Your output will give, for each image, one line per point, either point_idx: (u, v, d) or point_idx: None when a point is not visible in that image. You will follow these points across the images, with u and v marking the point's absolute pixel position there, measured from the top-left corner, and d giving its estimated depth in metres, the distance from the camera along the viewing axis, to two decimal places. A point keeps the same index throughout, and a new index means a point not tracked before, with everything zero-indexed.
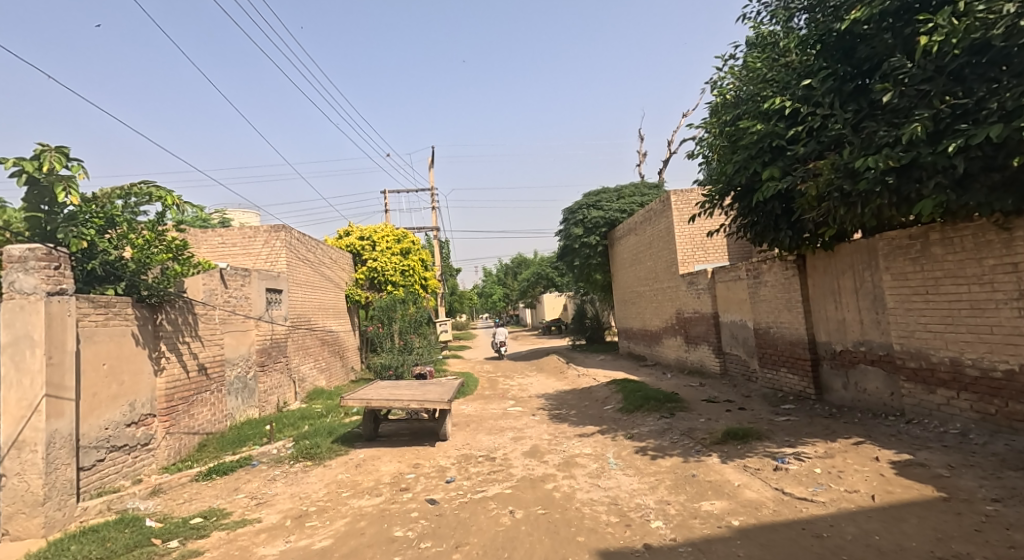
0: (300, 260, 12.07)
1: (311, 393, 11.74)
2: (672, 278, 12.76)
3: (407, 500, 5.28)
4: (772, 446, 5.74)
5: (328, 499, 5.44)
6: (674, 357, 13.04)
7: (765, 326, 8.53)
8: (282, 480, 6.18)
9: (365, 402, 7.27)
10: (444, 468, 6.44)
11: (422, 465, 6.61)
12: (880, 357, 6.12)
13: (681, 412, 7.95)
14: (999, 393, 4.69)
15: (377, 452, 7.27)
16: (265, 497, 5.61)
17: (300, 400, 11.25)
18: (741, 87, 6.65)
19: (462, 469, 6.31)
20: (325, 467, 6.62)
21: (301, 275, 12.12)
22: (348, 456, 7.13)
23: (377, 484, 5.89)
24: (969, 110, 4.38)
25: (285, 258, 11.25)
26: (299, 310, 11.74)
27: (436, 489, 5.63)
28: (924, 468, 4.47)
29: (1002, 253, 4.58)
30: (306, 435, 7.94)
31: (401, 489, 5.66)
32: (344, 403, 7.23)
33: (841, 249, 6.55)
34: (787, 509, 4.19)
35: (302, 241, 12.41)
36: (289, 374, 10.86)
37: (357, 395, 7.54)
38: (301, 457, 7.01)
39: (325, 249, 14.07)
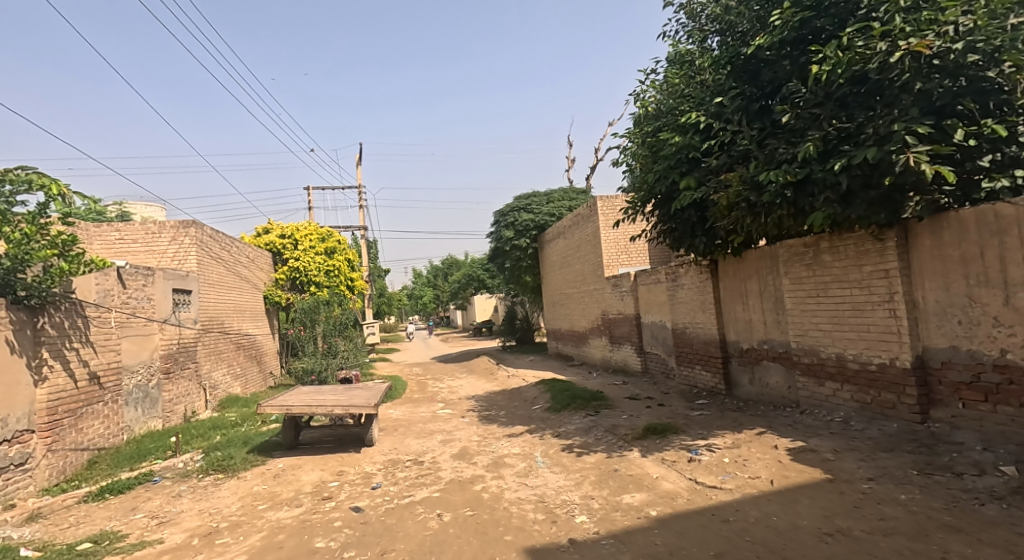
0: (212, 258, 11.39)
1: (224, 401, 11.11)
2: (598, 280, 13.24)
3: (330, 510, 5.17)
4: (687, 439, 6.13)
5: (241, 514, 5.21)
6: (600, 358, 13.51)
7: (681, 326, 9.05)
8: (189, 496, 5.84)
9: (285, 409, 6.99)
10: (371, 474, 6.34)
11: (347, 472, 6.48)
12: (779, 354, 6.72)
13: (606, 409, 8.30)
14: (874, 384, 5.29)
15: (298, 460, 7.04)
16: (168, 515, 5.28)
17: (212, 408, 10.61)
18: (662, 100, 7.04)
19: (389, 475, 6.25)
20: (239, 480, 6.32)
21: (214, 275, 11.44)
22: (266, 466, 6.85)
23: (297, 494, 5.71)
24: (852, 134, 4.89)
25: (195, 256, 10.58)
26: (211, 312, 11.07)
27: (361, 496, 5.54)
28: (815, 453, 4.97)
29: (877, 261, 5.14)
30: (217, 446, 7.55)
31: (324, 498, 5.53)
32: (262, 411, 6.94)
33: (748, 255, 7.12)
34: (699, 498, 4.52)
35: (215, 239, 11.75)
36: (198, 381, 10.19)
37: (275, 402, 7.25)
38: (212, 470, 6.66)
39: (241, 247, 13.38)
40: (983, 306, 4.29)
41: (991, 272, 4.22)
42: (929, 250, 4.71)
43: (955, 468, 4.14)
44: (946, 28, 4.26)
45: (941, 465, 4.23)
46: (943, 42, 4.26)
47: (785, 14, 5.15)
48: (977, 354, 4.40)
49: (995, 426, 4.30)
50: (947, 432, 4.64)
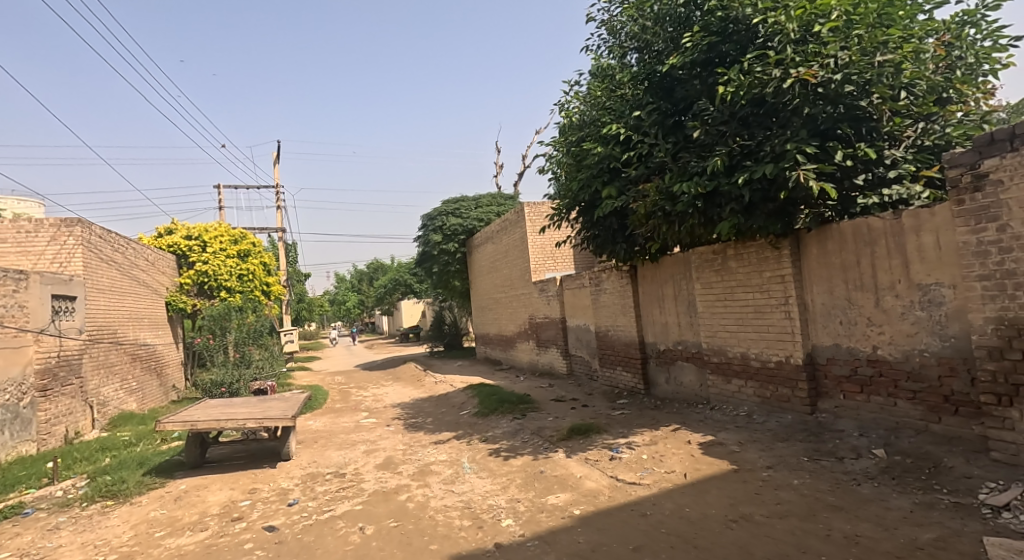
0: (101, 261, 10.49)
1: (115, 419, 10.09)
2: (525, 285, 13.45)
3: (240, 531, 4.91)
4: (609, 438, 6.39)
5: (135, 543, 4.82)
6: (527, 361, 13.72)
7: (604, 329, 9.39)
8: (70, 528, 5.33)
9: (188, 425, 6.54)
10: (286, 490, 6.09)
11: (260, 489, 6.16)
12: (692, 354, 7.17)
13: (532, 412, 8.45)
14: (773, 380, 5.78)
15: (203, 480, 6.61)
16: (43, 552, 4.79)
17: (100, 428, 9.61)
18: (585, 110, 7.28)
19: (307, 490, 6.02)
20: (133, 505, 5.85)
21: (104, 279, 10.51)
22: (164, 489, 6.36)
23: (202, 517, 5.37)
24: (753, 150, 5.33)
25: (81, 257, 9.71)
26: (100, 322, 10.15)
27: (276, 514, 5.31)
28: (722, 446, 5.35)
29: (775, 267, 5.63)
30: (106, 470, 6.93)
31: (233, 519, 5.24)
32: (159, 428, 6.46)
33: (664, 261, 7.54)
34: (620, 495, 4.73)
35: (106, 239, 10.87)
36: (84, 398, 9.26)
37: (177, 418, 6.78)
38: (99, 497, 6.11)
39: (138, 249, 12.40)
40: (860, 307, 4.82)
41: (866, 278, 4.75)
42: (817, 257, 5.23)
43: (838, 453, 4.62)
44: (828, 60, 4.78)
45: (827, 451, 4.71)
46: (825, 73, 4.77)
47: (694, 38, 5.55)
48: (856, 350, 4.93)
49: (869, 413, 4.84)
50: (832, 420, 5.17)
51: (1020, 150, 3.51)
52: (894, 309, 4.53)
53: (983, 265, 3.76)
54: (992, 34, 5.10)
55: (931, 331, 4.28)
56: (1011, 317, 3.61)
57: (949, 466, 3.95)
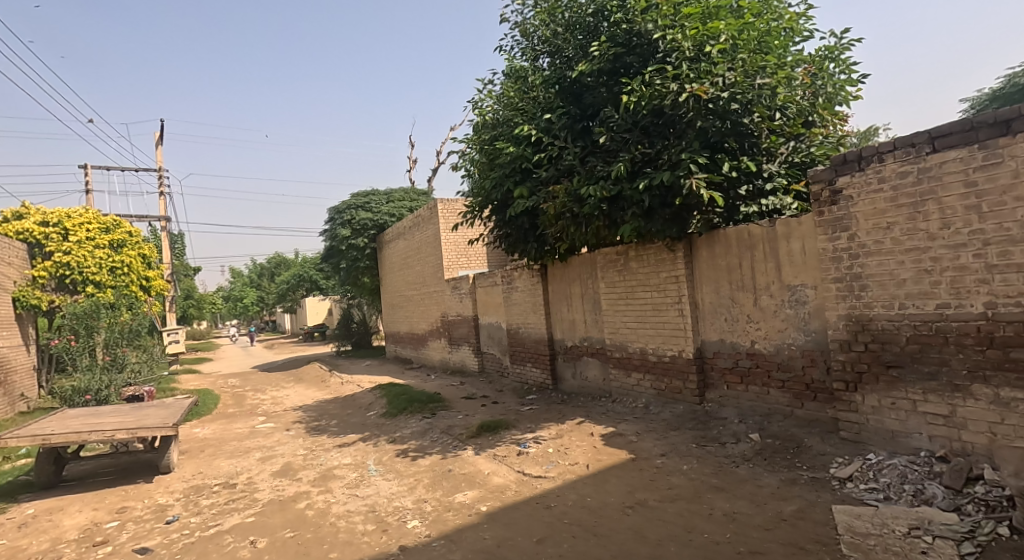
0: None
1: None
2: (437, 282, 13.34)
3: (105, 556, 4.44)
4: (517, 433, 6.52)
5: None
6: (439, 359, 13.63)
7: (515, 326, 9.56)
8: None
9: (40, 439, 5.80)
10: (165, 506, 5.60)
11: (132, 508, 5.61)
12: (597, 350, 7.50)
13: (442, 411, 8.41)
14: (667, 373, 6.19)
15: (59, 502, 5.90)
16: None
17: None
18: (498, 110, 7.33)
19: (190, 504, 5.58)
20: None
21: None
22: (7, 515, 5.60)
23: (57, 544, 4.80)
24: (652, 158, 5.66)
25: None
26: None
27: (151, 534, 4.86)
28: (622, 436, 5.66)
29: (670, 268, 6.03)
30: None
31: (98, 543, 4.73)
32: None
33: (572, 261, 7.80)
34: (526, 489, 4.85)
35: None
36: None
37: (26, 432, 5.99)
38: None
39: None
40: (741, 306, 5.30)
41: (746, 279, 5.23)
42: (706, 260, 5.67)
43: (721, 438, 5.06)
44: (717, 79, 5.19)
45: (712, 437, 5.14)
46: (715, 90, 5.17)
47: (602, 48, 5.79)
48: (737, 344, 5.41)
49: (747, 402, 5.34)
50: (717, 409, 5.63)
51: (866, 170, 4.03)
52: (769, 307, 5.02)
53: (836, 268, 4.27)
54: (848, 69, 5.79)
55: (797, 326, 4.79)
56: (858, 314, 4.15)
57: (809, 446, 4.47)
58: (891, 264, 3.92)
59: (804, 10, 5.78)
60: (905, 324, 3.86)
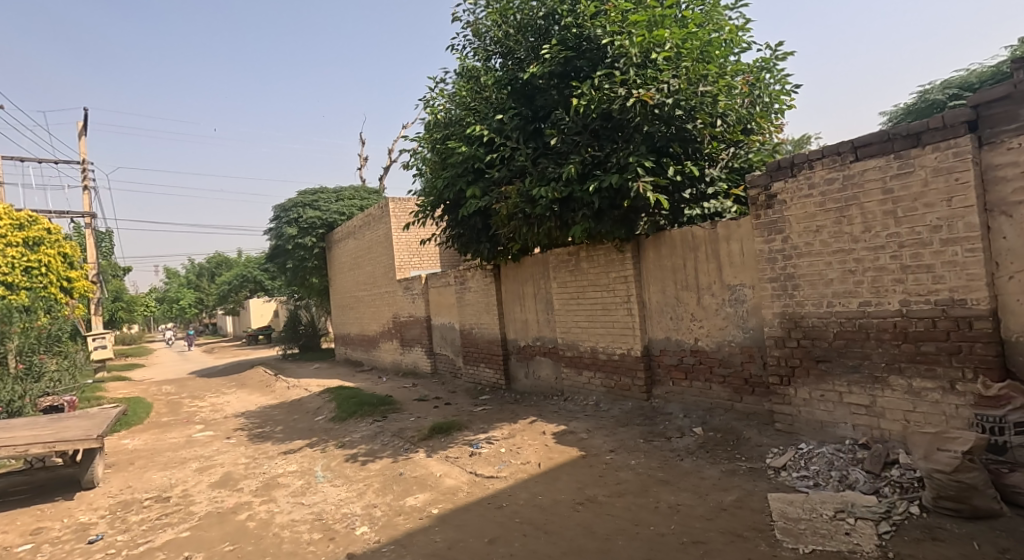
0: None
1: None
2: (389, 283, 13.14)
3: None
4: (469, 434, 6.52)
5: None
6: (390, 361, 13.43)
7: (468, 327, 9.54)
8: None
9: None
10: (90, 525, 5.26)
11: (49, 529, 5.24)
12: (549, 349, 7.59)
13: (393, 413, 8.30)
14: (616, 371, 6.35)
15: None
16: None
17: None
18: (451, 109, 7.30)
19: (118, 521, 5.27)
20: None
21: None
22: None
23: None
24: (602, 161, 5.79)
25: None
26: None
27: (75, 555, 4.57)
28: (573, 434, 5.76)
29: (619, 268, 6.19)
30: None
31: None
32: None
33: (525, 261, 7.86)
34: (478, 489, 4.87)
35: None
36: None
37: None
38: None
39: None
40: (685, 305, 5.51)
41: (690, 278, 5.44)
42: (653, 260, 5.85)
43: (667, 433, 5.24)
44: (662, 86, 5.38)
45: (658, 432, 5.32)
46: (660, 96, 5.36)
47: (552, 51, 5.88)
48: (682, 341, 5.61)
49: (691, 397, 5.55)
50: (663, 404, 5.83)
51: (798, 176, 4.27)
52: (711, 306, 5.24)
53: (771, 269, 4.51)
54: (782, 81, 6.12)
55: (737, 324, 5.03)
56: (790, 312, 4.40)
57: (747, 438, 4.70)
58: (820, 265, 4.17)
59: (743, 23, 6.07)
60: (832, 321, 4.13)
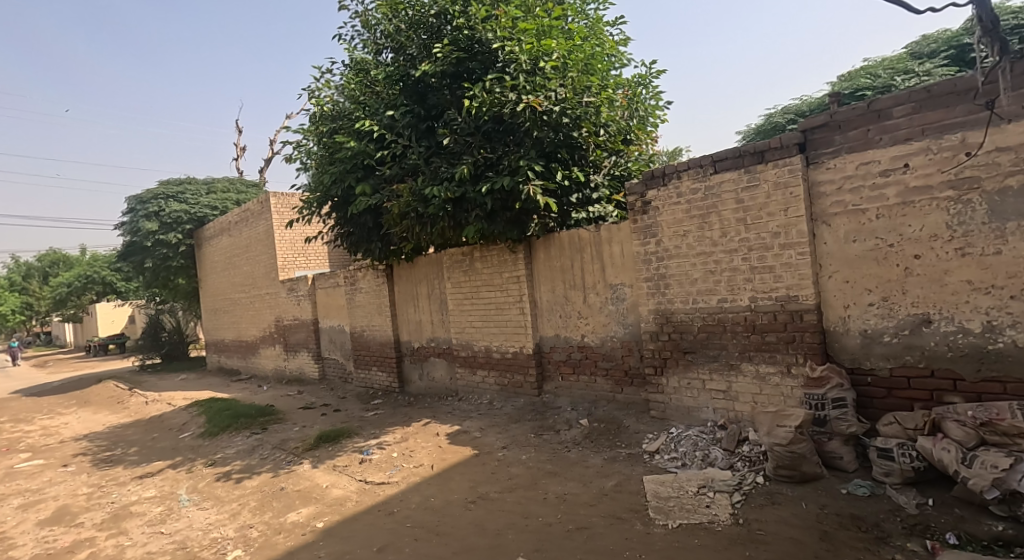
0: None
1: None
2: (270, 284, 12.29)
3: None
4: (359, 441, 6.33)
5: None
6: (272, 368, 12.58)
7: (359, 330, 9.22)
8: None
9: None
10: None
11: None
12: (443, 350, 7.59)
13: (274, 424, 7.80)
14: (509, 368, 6.52)
15: None
16: None
17: None
18: (338, 101, 7.03)
19: None
20: None
21: None
22: None
23: None
24: (494, 163, 5.92)
25: None
26: None
27: None
28: (466, 433, 5.83)
29: (512, 268, 6.36)
30: None
31: None
32: None
33: (419, 262, 7.78)
34: (367, 497, 4.76)
35: None
36: None
37: None
38: None
39: None
40: (573, 303, 5.82)
41: (577, 278, 5.75)
42: (543, 261, 6.10)
43: (555, 426, 5.50)
44: (550, 93, 5.63)
45: (548, 425, 5.57)
46: (548, 103, 5.61)
47: (445, 50, 5.90)
48: (570, 338, 5.91)
49: (578, 391, 5.87)
50: (552, 399, 6.10)
51: (668, 185, 4.71)
52: (595, 304, 5.59)
53: (646, 269, 4.93)
54: (656, 96, 6.69)
55: (618, 320, 5.41)
56: (663, 309, 4.83)
57: (627, 426, 5.08)
58: (686, 266, 4.64)
59: (623, 41, 6.54)
60: (697, 316, 4.60)
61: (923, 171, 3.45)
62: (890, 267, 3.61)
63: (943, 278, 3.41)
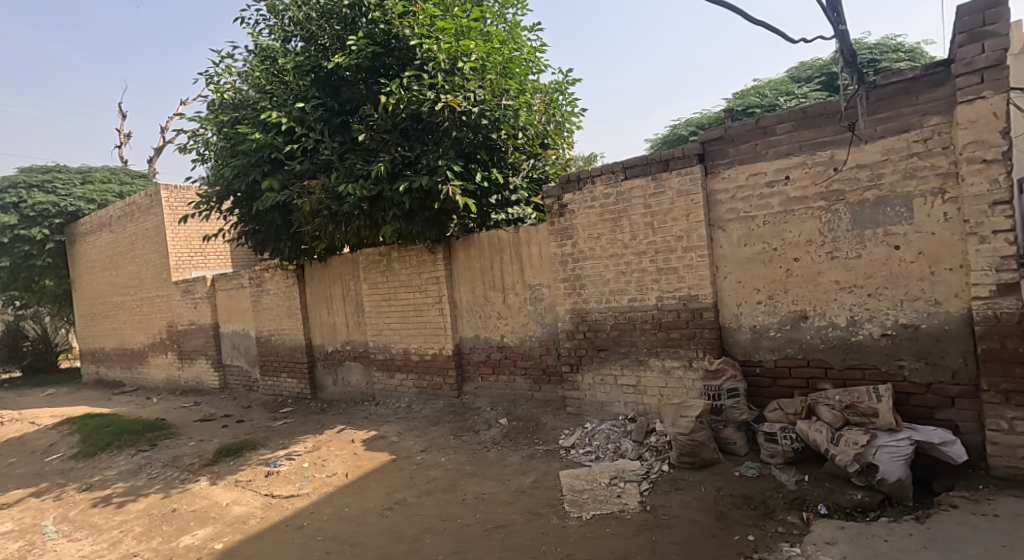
0: None
1: None
2: (161, 285, 11.18)
3: None
4: (265, 452, 5.95)
5: None
6: (163, 378, 11.45)
7: (265, 334, 8.65)
8: None
9: None
10: None
11: None
12: (359, 353, 7.33)
13: (166, 440, 7.11)
14: (428, 371, 6.44)
15: None
16: None
17: None
18: (242, 89, 6.59)
19: None
20: None
21: None
22: None
23: None
24: (412, 162, 5.84)
25: None
26: None
27: None
28: (383, 438, 5.69)
29: (431, 268, 6.30)
30: None
31: None
32: None
33: (333, 262, 7.47)
34: (273, 512, 4.49)
35: None
36: None
37: None
38: None
39: None
40: (492, 304, 5.88)
41: (496, 279, 5.82)
42: (463, 262, 6.11)
43: (475, 427, 5.53)
44: (469, 94, 5.67)
45: (467, 426, 5.57)
46: (466, 104, 5.63)
47: (359, 43, 5.73)
48: (490, 338, 5.96)
49: (498, 390, 5.93)
50: (472, 400, 6.11)
51: (583, 189, 4.92)
52: (514, 305, 5.69)
53: (564, 270, 5.10)
54: (571, 103, 6.94)
55: (536, 319, 5.54)
56: (579, 308, 5.03)
57: (545, 423, 5.21)
58: (600, 267, 4.86)
59: (540, 47, 6.72)
60: (610, 315, 4.84)
61: (800, 183, 3.90)
62: (774, 269, 4.04)
63: (817, 279, 3.87)
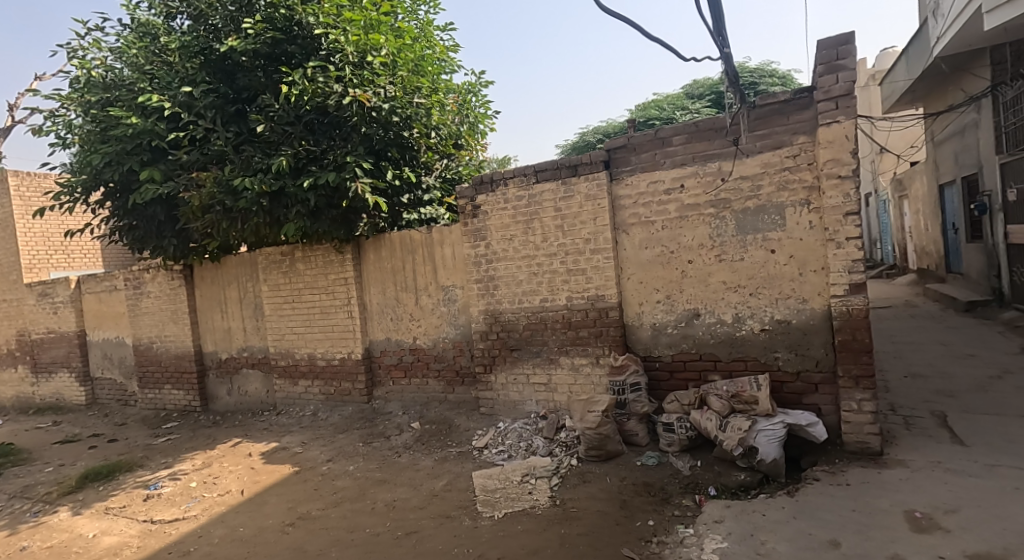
0: None
1: None
2: (8, 288, 9.61)
3: None
4: (144, 474, 5.33)
5: None
6: (11, 395, 9.85)
7: (145, 342, 7.75)
8: None
9: None
10: None
11: None
12: (258, 360, 6.81)
13: (15, 467, 6.12)
14: (335, 376, 6.14)
15: None
16: None
17: None
18: (115, 68, 5.87)
19: None
20: None
21: None
22: None
23: None
24: (317, 157, 5.54)
25: None
26: None
27: None
28: (285, 450, 5.33)
29: (338, 269, 6.00)
30: None
31: None
32: None
33: (227, 262, 6.88)
34: (154, 540, 4.03)
35: None
36: None
37: None
38: None
39: None
40: (404, 305, 5.74)
41: (408, 280, 5.69)
42: (373, 263, 5.90)
43: (386, 432, 5.36)
44: (379, 90, 5.49)
45: (378, 432, 5.39)
46: (376, 100, 5.44)
47: (257, 27, 5.33)
48: (401, 341, 5.81)
49: (410, 394, 5.79)
50: (383, 405, 5.91)
51: (496, 191, 4.96)
52: (427, 306, 5.60)
53: (477, 271, 5.11)
54: (485, 105, 6.97)
55: (449, 321, 5.50)
56: (492, 309, 5.07)
57: (459, 424, 5.18)
58: (513, 268, 4.93)
59: (452, 47, 6.67)
60: (523, 315, 4.93)
61: (694, 191, 4.23)
62: (671, 270, 4.34)
63: (708, 280, 4.22)
